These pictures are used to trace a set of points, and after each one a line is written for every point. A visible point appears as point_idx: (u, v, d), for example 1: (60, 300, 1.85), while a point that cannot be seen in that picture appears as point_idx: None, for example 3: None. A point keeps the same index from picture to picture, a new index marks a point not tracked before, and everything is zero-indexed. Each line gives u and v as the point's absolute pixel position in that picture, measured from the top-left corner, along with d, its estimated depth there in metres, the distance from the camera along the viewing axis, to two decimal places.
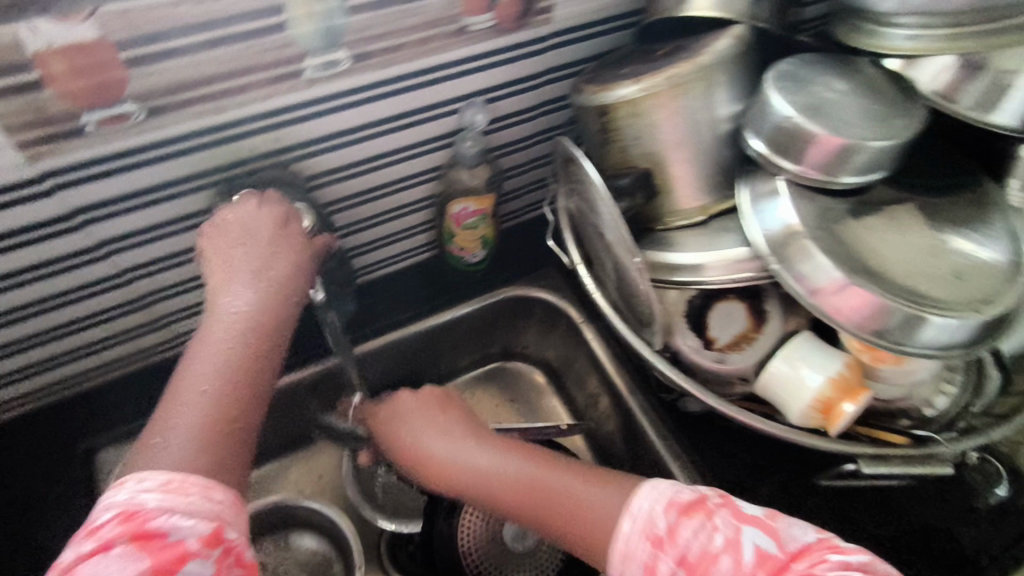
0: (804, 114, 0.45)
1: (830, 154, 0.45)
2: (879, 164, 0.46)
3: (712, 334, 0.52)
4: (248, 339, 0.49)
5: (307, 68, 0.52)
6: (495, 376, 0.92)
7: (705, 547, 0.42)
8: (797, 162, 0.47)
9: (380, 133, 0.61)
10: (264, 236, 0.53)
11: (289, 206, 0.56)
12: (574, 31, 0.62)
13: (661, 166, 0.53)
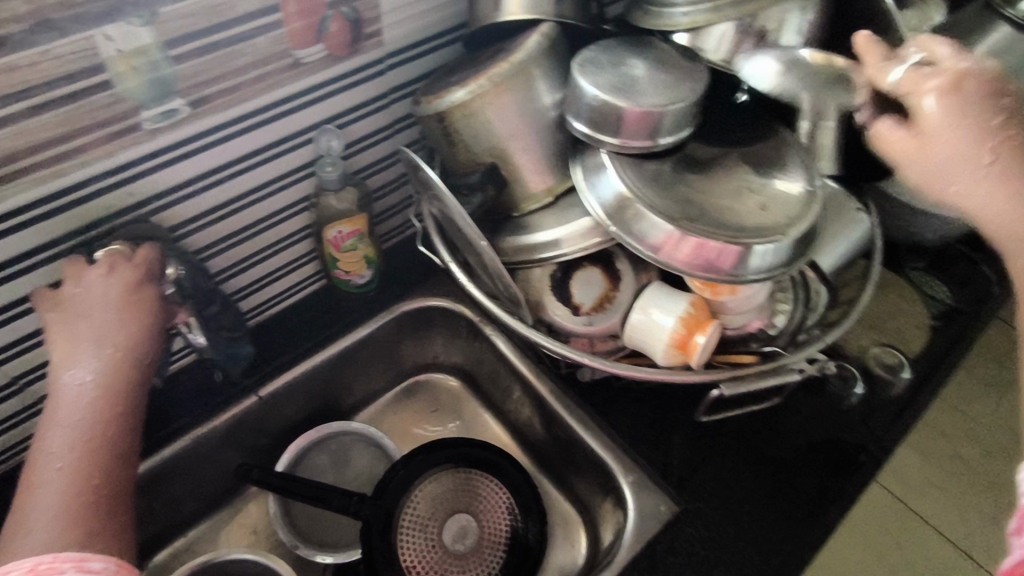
0: (611, 89, 0.51)
1: (641, 120, 0.51)
2: (684, 123, 0.53)
3: (578, 300, 0.57)
4: (99, 408, 0.52)
5: (145, 120, 0.53)
6: (413, 393, 0.95)
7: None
8: (616, 135, 0.52)
9: (238, 173, 0.63)
10: (113, 303, 0.54)
11: (145, 263, 0.57)
12: (407, 50, 0.66)
13: (504, 158, 0.58)
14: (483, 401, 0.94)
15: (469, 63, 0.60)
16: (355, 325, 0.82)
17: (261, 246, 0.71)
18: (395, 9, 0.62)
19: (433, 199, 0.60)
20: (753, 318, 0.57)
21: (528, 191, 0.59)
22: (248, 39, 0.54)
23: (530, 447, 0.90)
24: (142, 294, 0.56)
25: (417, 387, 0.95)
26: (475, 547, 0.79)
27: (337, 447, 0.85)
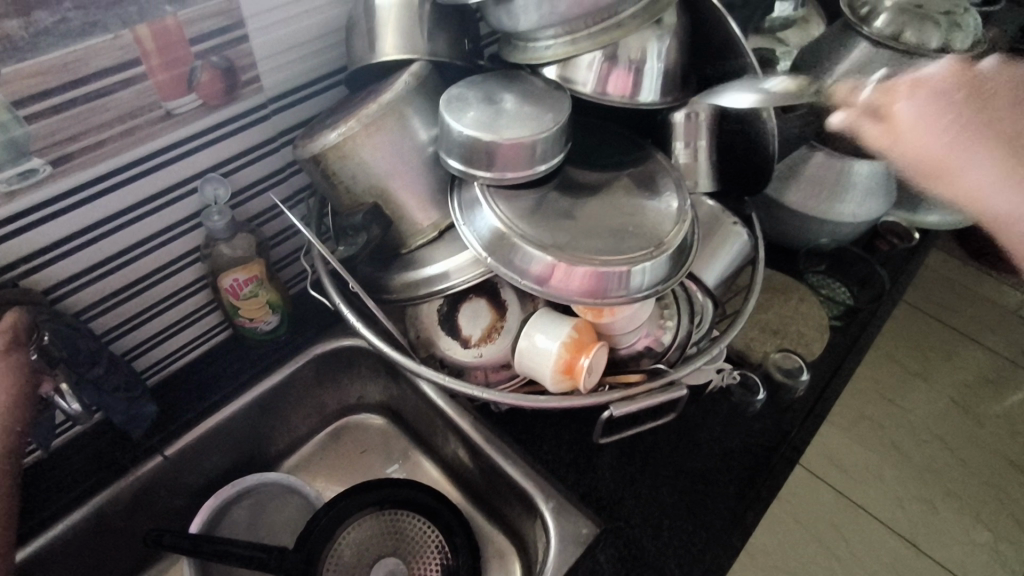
0: (478, 125, 0.52)
1: (509, 152, 0.52)
2: (551, 155, 0.54)
3: (467, 332, 0.57)
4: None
5: (1, 182, 0.51)
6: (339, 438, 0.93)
7: None
8: (489, 168, 0.53)
9: (117, 229, 0.61)
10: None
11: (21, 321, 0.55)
12: (289, 95, 0.66)
13: (387, 197, 0.58)
14: (410, 437, 0.92)
15: (347, 105, 0.61)
16: (263, 372, 0.80)
17: (153, 300, 0.69)
18: (270, 55, 0.62)
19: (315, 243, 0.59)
20: (640, 336, 0.58)
21: (415, 227, 0.60)
22: (109, 94, 0.53)
23: (459, 481, 0.88)
24: (10, 362, 0.54)
25: (342, 430, 0.93)
26: None
27: (255, 501, 0.81)
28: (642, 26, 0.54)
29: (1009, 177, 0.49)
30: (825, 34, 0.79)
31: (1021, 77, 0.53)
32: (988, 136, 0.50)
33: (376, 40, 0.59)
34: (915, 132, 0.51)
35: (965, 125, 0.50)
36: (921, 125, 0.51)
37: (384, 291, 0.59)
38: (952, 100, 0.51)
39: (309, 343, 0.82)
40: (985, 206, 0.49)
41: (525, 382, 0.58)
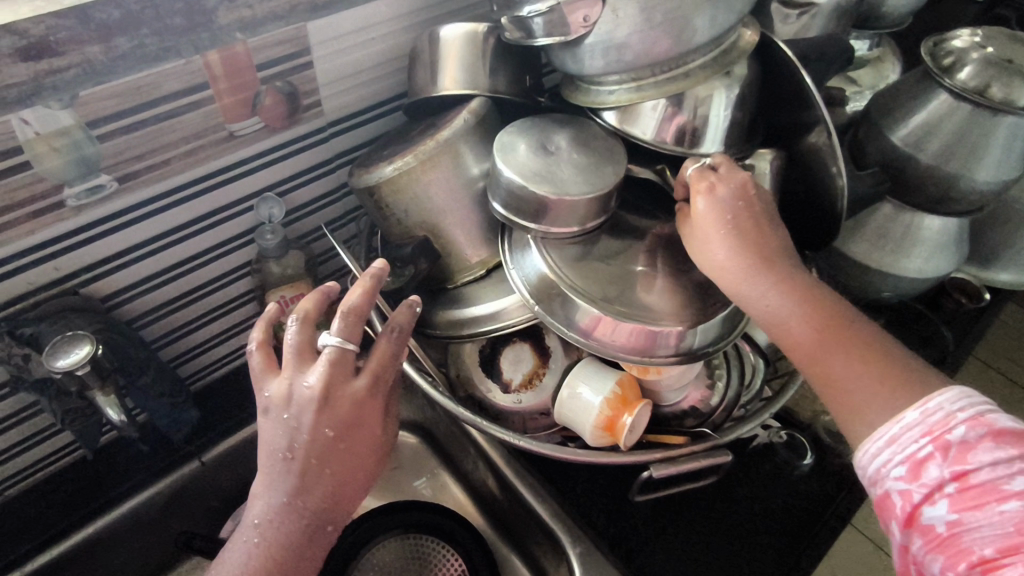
0: (529, 176, 0.51)
1: (560, 208, 0.50)
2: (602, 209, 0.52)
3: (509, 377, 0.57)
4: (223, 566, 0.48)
5: (70, 196, 0.53)
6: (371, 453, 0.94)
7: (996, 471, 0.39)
8: (536, 221, 0.52)
9: (172, 245, 0.62)
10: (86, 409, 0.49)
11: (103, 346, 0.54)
12: (348, 120, 0.67)
13: (435, 231, 0.58)
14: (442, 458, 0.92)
15: (404, 136, 0.61)
16: None
17: (203, 310, 0.70)
18: (334, 81, 0.63)
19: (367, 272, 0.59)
20: (686, 395, 0.56)
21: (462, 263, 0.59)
22: (175, 116, 0.55)
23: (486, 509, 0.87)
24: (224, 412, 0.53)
25: None
26: None
27: None
28: (713, 76, 0.53)
29: (743, 271, 0.49)
30: (905, 80, 0.75)
31: (728, 176, 0.51)
32: (733, 241, 0.49)
33: (438, 72, 0.59)
34: (702, 242, 0.50)
35: (729, 235, 0.49)
36: (709, 226, 0.49)
37: (428, 325, 0.59)
38: (725, 205, 0.50)
39: None
40: (776, 327, 0.49)
41: (563, 430, 0.57)
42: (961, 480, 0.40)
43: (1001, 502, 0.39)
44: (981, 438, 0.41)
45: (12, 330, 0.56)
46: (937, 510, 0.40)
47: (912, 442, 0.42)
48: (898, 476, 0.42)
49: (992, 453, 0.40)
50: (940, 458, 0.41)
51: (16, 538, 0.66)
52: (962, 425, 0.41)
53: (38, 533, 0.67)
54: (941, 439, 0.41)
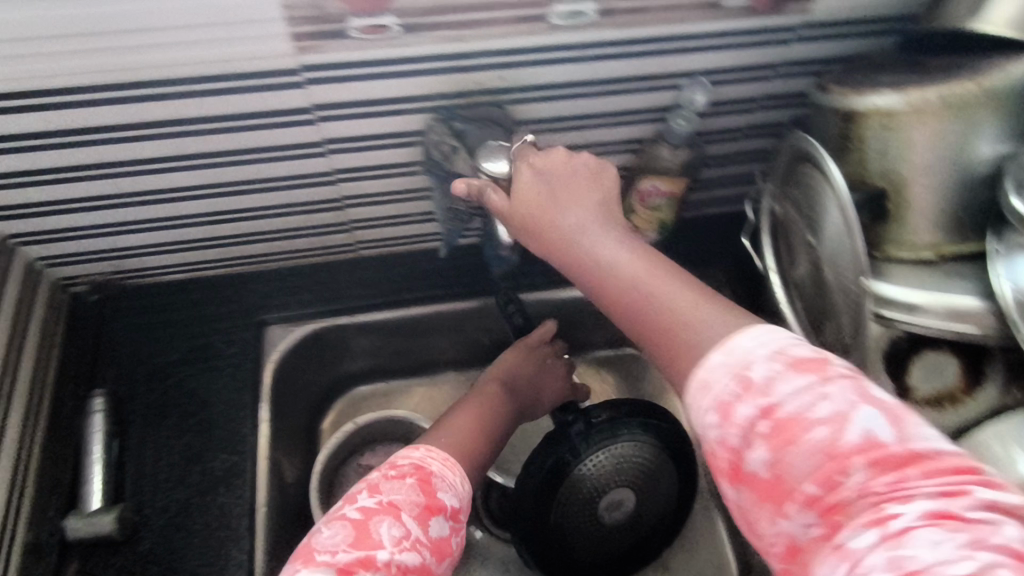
0: None
1: None
2: None
3: (912, 384, 0.53)
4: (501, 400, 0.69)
5: (554, 11, 0.52)
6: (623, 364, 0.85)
7: (803, 407, 0.37)
8: None
9: (597, 94, 0.60)
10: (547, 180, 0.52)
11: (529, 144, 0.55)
12: (825, 26, 0.57)
13: (900, 189, 0.49)
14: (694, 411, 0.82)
15: (906, 67, 0.50)
16: None
17: None
18: None
19: (799, 204, 0.53)
20: None
21: (907, 236, 0.49)
22: None
23: (716, 484, 0.77)
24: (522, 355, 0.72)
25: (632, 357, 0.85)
26: (618, 523, 0.65)
27: None
28: None
29: None
30: None
31: None
32: None
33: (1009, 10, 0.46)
34: None
35: None
36: None
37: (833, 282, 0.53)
38: None
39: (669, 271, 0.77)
40: None
41: None
42: (771, 416, 0.37)
43: (810, 431, 0.36)
44: (783, 371, 0.38)
45: (445, 121, 0.58)
46: (756, 455, 0.37)
47: (719, 383, 0.39)
48: (713, 425, 0.39)
49: (796, 382, 0.37)
50: (747, 395, 0.38)
51: (354, 291, 0.76)
52: (762, 364, 0.39)
53: (371, 294, 0.76)
54: (745, 375, 0.39)
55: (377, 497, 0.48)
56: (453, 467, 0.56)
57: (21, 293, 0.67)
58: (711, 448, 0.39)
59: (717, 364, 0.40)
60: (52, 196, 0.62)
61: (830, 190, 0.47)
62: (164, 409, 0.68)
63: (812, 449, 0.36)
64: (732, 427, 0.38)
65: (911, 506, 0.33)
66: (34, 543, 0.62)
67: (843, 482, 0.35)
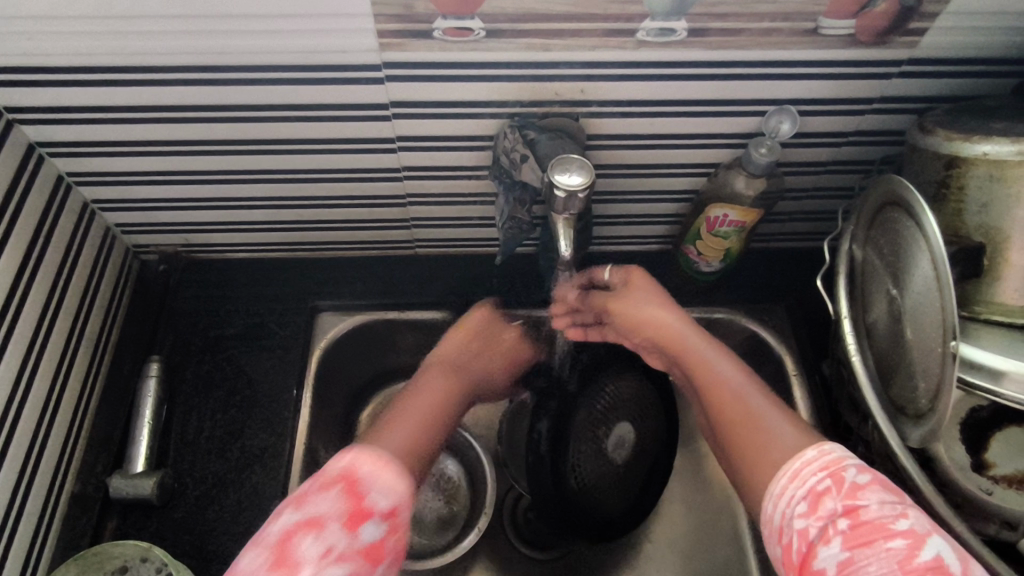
0: None
1: None
2: None
3: (992, 459, 0.49)
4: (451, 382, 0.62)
5: (643, 29, 0.50)
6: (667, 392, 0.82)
7: (883, 517, 0.40)
8: None
9: (676, 115, 0.58)
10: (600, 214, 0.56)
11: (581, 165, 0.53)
12: (934, 63, 0.54)
13: (999, 246, 0.45)
14: None
15: (1020, 117, 0.47)
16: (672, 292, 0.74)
17: (643, 186, 0.67)
18: (963, 14, 0.49)
19: (884, 252, 0.49)
20: None
21: (1001, 297, 0.45)
22: None
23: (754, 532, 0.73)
24: (476, 326, 0.69)
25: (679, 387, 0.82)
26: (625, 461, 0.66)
27: None
28: None
29: None
30: None
31: None
32: None
33: None
34: None
35: None
36: None
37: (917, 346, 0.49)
38: None
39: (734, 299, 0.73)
40: None
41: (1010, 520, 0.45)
42: (853, 517, 0.40)
43: (888, 539, 0.39)
44: (869, 483, 0.42)
45: (518, 128, 0.58)
46: (832, 550, 0.40)
47: (813, 476, 0.43)
48: (801, 515, 0.42)
49: (881, 496, 0.41)
50: (836, 493, 0.42)
51: (408, 288, 0.76)
52: (856, 469, 0.43)
53: (424, 294, 0.76)
54: (838, 475, 0.43)
55: (300, 511, 0.43)
56: (386, 467, 0.48)
57: (97, 256, 0.69)
58: (789, 537, 0.42)
59: (811, 462, 0.44)
60: (136, 166, 0.64)
61: (924, 243, 0.44)
62: (214, 381, 0.70)
63: (885, 551, 0.38)
64: (816, 518, 0.41)
65: None
66: (79, 495, 0.64)
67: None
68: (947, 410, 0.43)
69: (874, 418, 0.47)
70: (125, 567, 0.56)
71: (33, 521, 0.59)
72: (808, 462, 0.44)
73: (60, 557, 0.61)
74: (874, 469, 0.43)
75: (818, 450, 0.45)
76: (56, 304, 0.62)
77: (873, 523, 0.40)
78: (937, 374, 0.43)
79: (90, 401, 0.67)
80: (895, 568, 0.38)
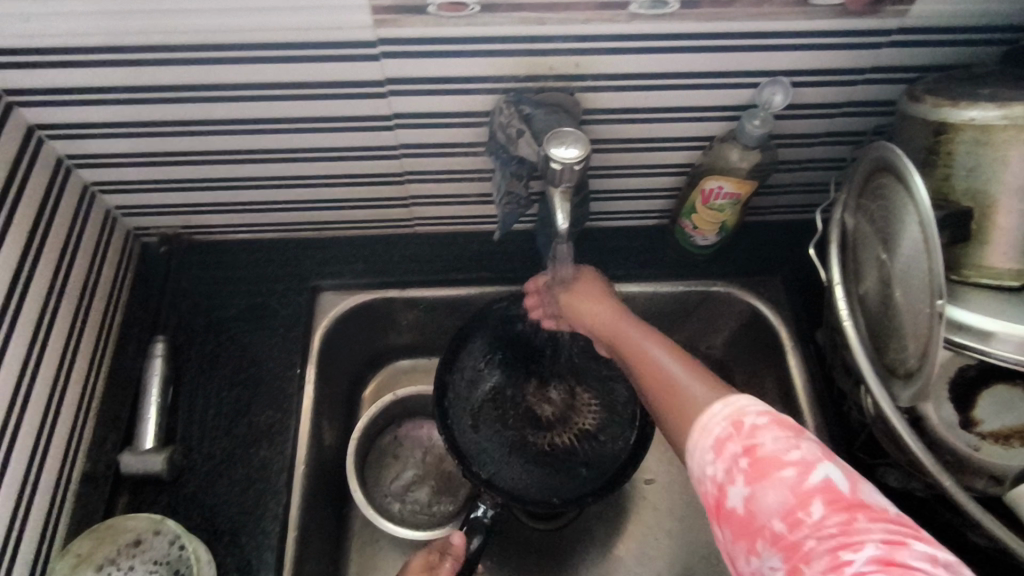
0: None
1: None
2: None
3: (978, 416, 0.50)
4: None
5: (636, 2, 0.51)
6: None
7: (777, 448, 0.41)
8: None
9: (670, 88, 0.59)
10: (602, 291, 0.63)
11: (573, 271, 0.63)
12: (923, 33, 0.54)
13: (984, 211, 0.46)
14: None
15: (1007, 83, 0.48)
16: (668, 266, 0.74)
17: (639, 161, 0.68)
18: None
19: (873, 219, 0.50)
20: None
21: (987, 259, 0.46)
22: None
23: None
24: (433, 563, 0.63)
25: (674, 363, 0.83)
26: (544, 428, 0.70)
27: None
28: None
29: None
30: None
31: None
32: None
33: None
34: None
35: None
36: None
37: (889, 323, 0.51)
38: None
39: (731, 271, 0.74)
40: None
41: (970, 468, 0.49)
42: (751, 455, 0.41)
43: (782, 470, 0.40)
44: (768, 422, 0.43)
45: (513, 104, 0.58)
46: (736, 490, 0.41)
47: (715, 426, 0.44)
48: (706, 461, 0.44)
49: (777, 431, 0.42)
50: (737, 436, 0.43)
51: (407, 266, 0.77)
52: (756, 414, 0.44)
53: (423, 272, 0.77)
54: (738, 421, 0.44)
55: None
56: None
57: (99, 240, 0.70)
58: (704, 485, 0.44)
59: (714, 412, 0.45)
60: (136, 148, 0.64)
61: (912, 208, 0.45)
62: (219, 360, 0.71)
63: (779, 480, 0.40)
64: (720, 461, 0.43)
65: (862, 552, 0.36)
66: (89, 473, 0.65)
67: (803, 520, 0.38)
68: (933, 369, 0.44)
69: (865, 379, 0.48)
70: (139, 540, 0.58)
71: (47, 498, 0.60)
72: (714, 414, 0.45)
73: (73, 532, 0.63)
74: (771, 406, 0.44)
75: (725, 404, 0.46)
76: (61, 285, 0.63)
77: (771, 457, 0.41)
78: (925, 332, 0.44)
79: (98, 380, 0.69)
80: (793, 495, 0.39)
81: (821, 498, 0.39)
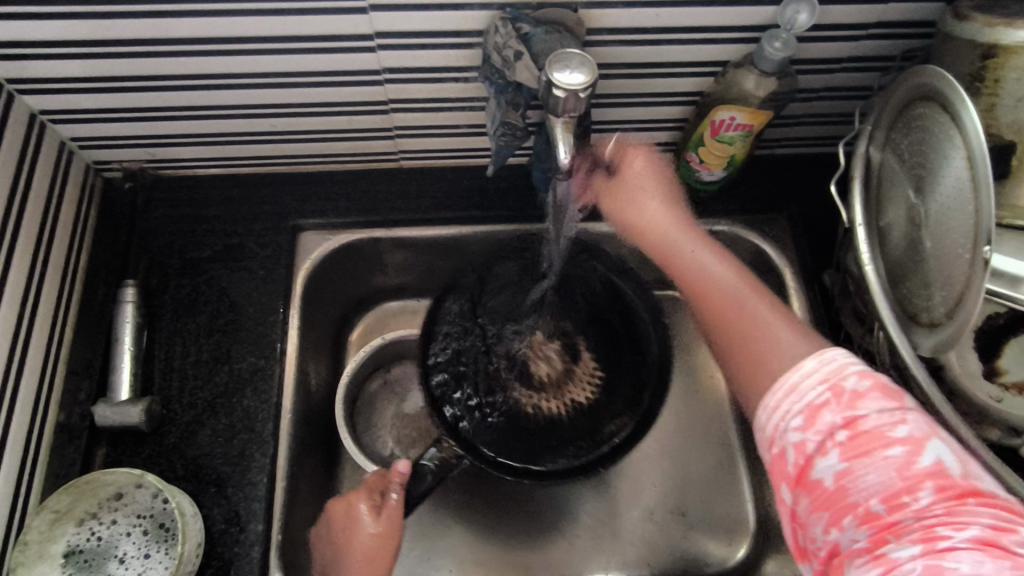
0: None
1: None
2: None
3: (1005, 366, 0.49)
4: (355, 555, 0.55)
5: None
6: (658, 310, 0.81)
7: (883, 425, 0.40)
8: None
9: (684, 4, 0.53)
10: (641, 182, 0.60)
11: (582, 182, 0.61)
12: None
13: None
14: None
15: None
16: None
17: (644, 88, 0.62)
18: None
19: (907, 155, 0.46)
20: None
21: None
22: None
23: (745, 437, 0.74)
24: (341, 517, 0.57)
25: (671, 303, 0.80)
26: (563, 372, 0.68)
27: None
28: None
29: None
30: None
31: None
32: None
33: None
34: None
35: None
36: None
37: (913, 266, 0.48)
38: None
39: (738, 209, 0.70)
40: None
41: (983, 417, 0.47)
42: (853, 428, 0.40)
43: (887, 448, 0.39)
44: (870, 388, 0.41)
45: (510, 21, 0.52)
46: (829, 462, 0.40)
47: (812, 389, 0.42)
48: (797, 428, 0.42)
49: (880, 404, 0.41)
50: (836, 405, 0.41)
51: (392, 204, 0.72)
52: (856, 377, 0.42)
53: (410, 209, 0.72)
54: (838, 386, 0.42)
55: None
56: None
57: (55, 174, 0.64)
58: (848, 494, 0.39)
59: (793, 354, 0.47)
60: (86, 72, 0.58)
61: (961, 144, 0.41)
62: (195, 304, 0.67)
63: (883, 459, 0.39)
64: (814, 431, 0.41)
65: (963, 532, 0.36)
66: (64, 424, 0.62)
67: (907, 503, 0.37)
68: (967, 317, 0.41)
69: (885, 327, 0.45)
70: (120, 494, 0.56)
71: (18, 452, 0.57)
72: (807, 373, 0.43)
73: (52, 486, 0.60)
74: (876, 373, 0.42)
75: (819, 360, 0.43)
76: (15, 227, 0.58)
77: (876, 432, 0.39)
78: (961, 281, 0.41)
79: (65, 327, 0.64)
80: (897, 475, 0.38)
81: (930, 482, 0.38)
